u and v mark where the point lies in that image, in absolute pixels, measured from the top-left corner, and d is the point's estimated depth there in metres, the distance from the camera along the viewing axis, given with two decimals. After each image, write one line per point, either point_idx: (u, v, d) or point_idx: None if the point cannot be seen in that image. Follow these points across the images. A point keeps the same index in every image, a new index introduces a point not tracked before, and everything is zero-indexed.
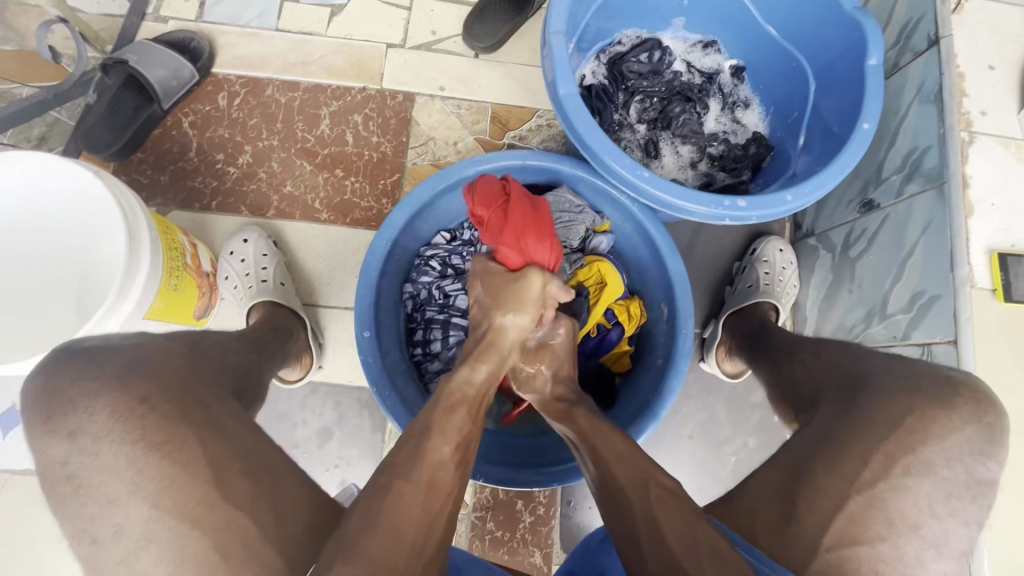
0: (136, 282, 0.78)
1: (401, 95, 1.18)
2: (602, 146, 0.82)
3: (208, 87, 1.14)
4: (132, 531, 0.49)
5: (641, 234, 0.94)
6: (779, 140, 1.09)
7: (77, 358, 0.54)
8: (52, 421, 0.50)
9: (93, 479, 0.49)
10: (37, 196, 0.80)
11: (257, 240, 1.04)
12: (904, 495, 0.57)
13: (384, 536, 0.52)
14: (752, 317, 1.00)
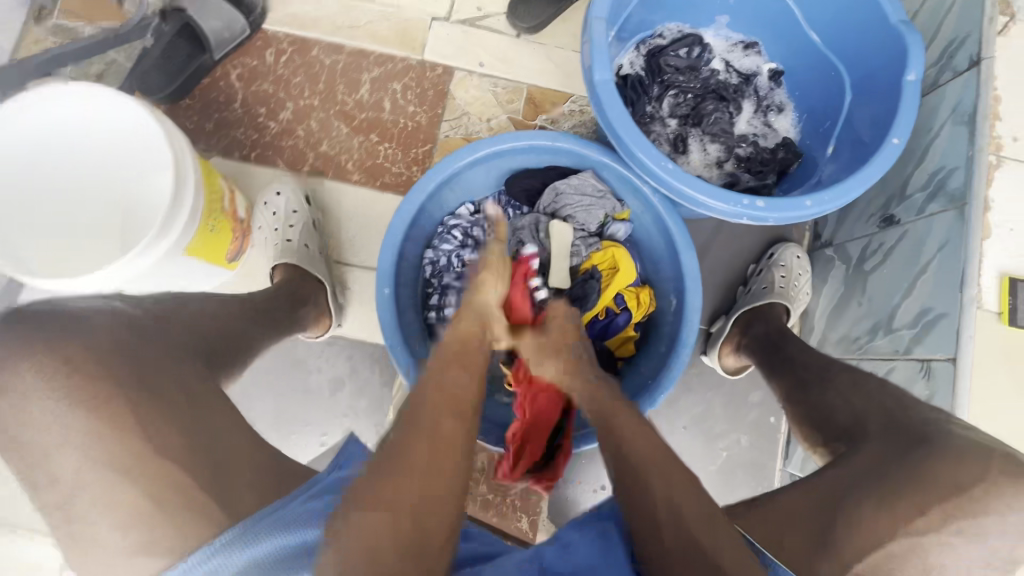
0: (178, 221, 0.83)
1: (440, 68, 1.21)
2: (631, 133, 0.84)
3: (258, 42, 1.19)
4: (66, 479, 0.49)
5: (658, 224, 0.96)
6: (808, 149, 1.09)
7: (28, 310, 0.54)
8: None
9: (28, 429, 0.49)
10: (94, 131, 0.85)
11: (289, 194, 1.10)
12: (949, 551, 0.60)
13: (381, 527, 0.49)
14: (770, 319, 1.04)
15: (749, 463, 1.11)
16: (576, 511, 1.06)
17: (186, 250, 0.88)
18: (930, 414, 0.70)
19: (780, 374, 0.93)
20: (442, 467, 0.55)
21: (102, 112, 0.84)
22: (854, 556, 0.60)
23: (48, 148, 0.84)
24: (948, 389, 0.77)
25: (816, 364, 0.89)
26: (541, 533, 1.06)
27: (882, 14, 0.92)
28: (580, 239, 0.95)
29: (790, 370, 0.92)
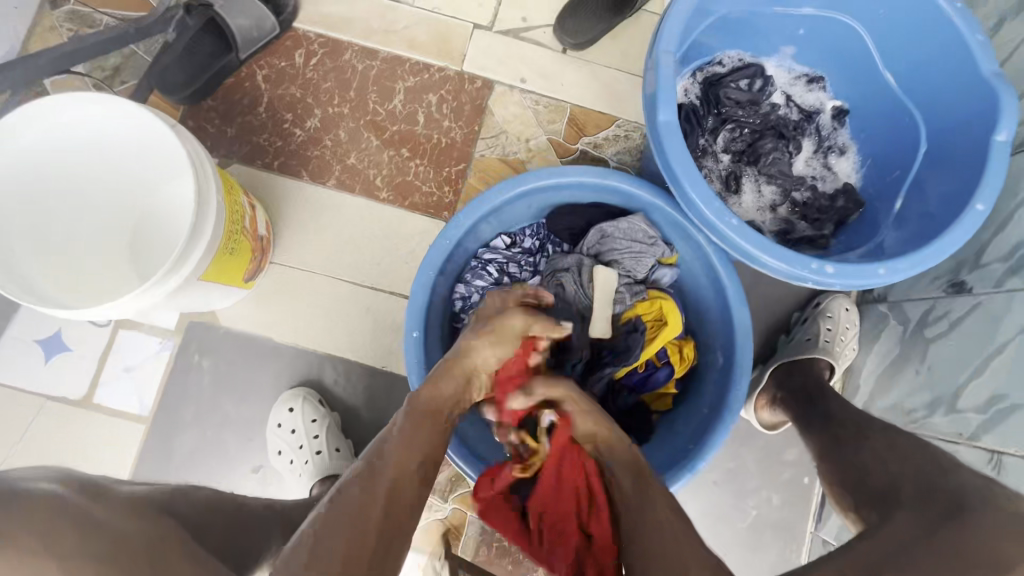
0: (197, 250, 0.76)
1: (479, 81, 1.13)
2: (693, 182, 0.77)
3: (287, 42, 1.11)
4: None
5: (708, 273, 0.90)
6: (870, 197, 1.02)
7: None
8: None
9: None
10: (117, 141, 0.79)
11: None
12: None
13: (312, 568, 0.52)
14: (806, 373, 0.98)
15: (779, 523, 1.06)
16: None
17: (203, 276, 0.82)
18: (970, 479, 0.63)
19: (809, 425, 0.89)
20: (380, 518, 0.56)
21: (127, 120, 0.77)
22: None
23: (62, 157, 0.78)
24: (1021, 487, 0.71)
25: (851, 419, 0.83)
26: None
27: (972, 63, 0.84)
28: (624, 286, 0.88)
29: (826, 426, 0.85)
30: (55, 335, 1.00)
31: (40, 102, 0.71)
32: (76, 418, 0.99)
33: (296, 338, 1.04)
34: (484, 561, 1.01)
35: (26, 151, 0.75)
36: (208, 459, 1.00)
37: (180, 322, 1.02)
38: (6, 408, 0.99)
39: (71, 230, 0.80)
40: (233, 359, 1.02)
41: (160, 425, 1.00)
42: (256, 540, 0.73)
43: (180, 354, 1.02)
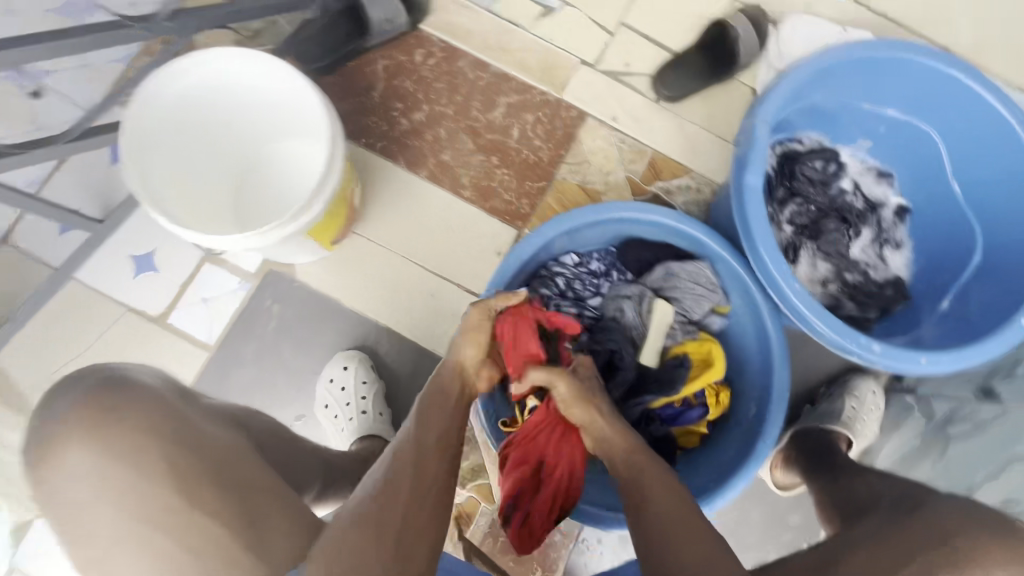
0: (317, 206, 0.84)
1: (575, 111, 1.23)
2: (766, 243, 0.84)
3: (412, 40, 1.22)
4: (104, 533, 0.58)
5: (757, 329, 0.96)
6: (916, 294, 1.08)
7: (106, 377, 0.63)
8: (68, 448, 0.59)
9: (88, 486, 0.58)
10: (257, 98, 0.89)
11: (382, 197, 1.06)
12: None
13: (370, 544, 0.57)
14: (823, 439, 1.03)
15: None
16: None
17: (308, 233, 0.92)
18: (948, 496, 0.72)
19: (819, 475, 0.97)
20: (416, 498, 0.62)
21: (271, 85, 0.86)
22: None
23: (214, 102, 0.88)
24: None
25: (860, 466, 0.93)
26: None
27: None
28: (677, 324, 0.95)
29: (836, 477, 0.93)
30: (148, 254, 1.09)
31: (216, 54, 0.82)
32: (148, 333, 1.07)
33: (360, 305, 1.11)
34: (487, 552, 1.06)
35: (182, 95, 0.84)
36: (257, 399, 1.07)
37: (260, 267, 1.10)
38: (89, 309, 1.07)
39: (194, 160, 0.90)
40: (300, 311, 1.10)
41: (221, 357, 1.07)
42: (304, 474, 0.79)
43: (254, 296, 1.09)
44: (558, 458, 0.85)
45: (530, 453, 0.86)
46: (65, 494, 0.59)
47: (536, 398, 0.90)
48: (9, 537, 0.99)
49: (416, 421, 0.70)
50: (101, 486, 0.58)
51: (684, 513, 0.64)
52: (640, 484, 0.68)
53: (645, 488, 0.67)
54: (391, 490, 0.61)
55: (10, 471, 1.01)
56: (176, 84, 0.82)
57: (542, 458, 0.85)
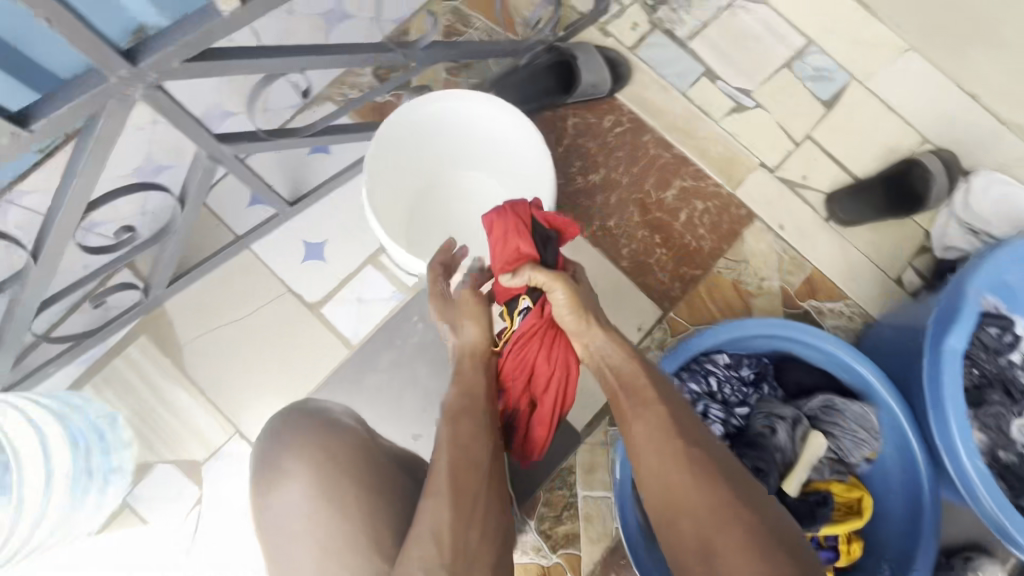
0: None
1: (744, 210, 1.24)
2: (955, 412, 0.82)
3: (605, 105, 1.26)
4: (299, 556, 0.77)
5: (909, 488, 0.92)
6: None
7: (303, 417, 0.87)
8: (269, 479, 0.82)
9: (290, 514, 0.79)
10: (475, 134, 1.07)
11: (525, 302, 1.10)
12: None
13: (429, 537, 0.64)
14: None
15: None
16: None
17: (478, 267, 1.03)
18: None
19: None
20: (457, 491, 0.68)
21: (495, 130, 1.05)
22: None
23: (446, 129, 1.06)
24: None
25: None
26: None
27: None
28: (827, 460, 0.94)
29: None
30: (320, 244, 1.15)
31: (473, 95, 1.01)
32: (300, 316, 1.12)
33: None
34: None
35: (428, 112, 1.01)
36: (382, 407, 1.10)
37: (417, 283, 1.14)
38: (254, 280, 1.13)
39: (410, 172, 1.07)
40: (442, 334, 1.13)
41: (359, 358, 1.11)
42: None
43: (405, 309, 1.13)
44: (549, 370, 0.85)
45: (520, 365, 0.84)
46: (269, 513, 0.81)
47: (530, 299, 0.85)
48: (130, 476, 1.03)
49: (442, 426, 0.75)
50: (309, 517, 0.78)
51: (684, 463, 0.66)
52: (639, 433, 0.71)
53: (648, 437, 0.70)
54: (438, 488, 0.68)
55: (149, 412, 1.06)
56: (427, 107, 1.00)
57: (533, 369, 0.85)
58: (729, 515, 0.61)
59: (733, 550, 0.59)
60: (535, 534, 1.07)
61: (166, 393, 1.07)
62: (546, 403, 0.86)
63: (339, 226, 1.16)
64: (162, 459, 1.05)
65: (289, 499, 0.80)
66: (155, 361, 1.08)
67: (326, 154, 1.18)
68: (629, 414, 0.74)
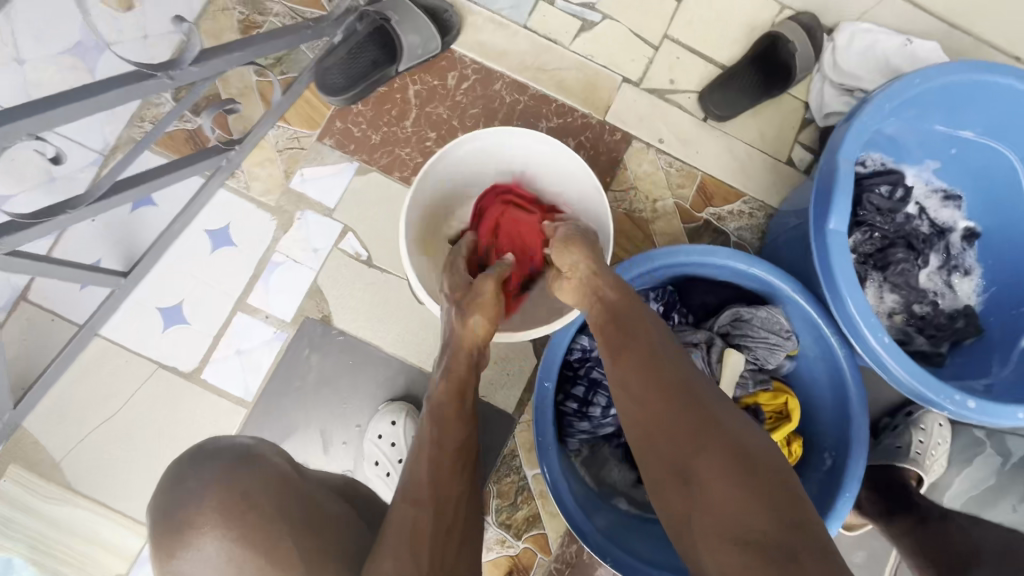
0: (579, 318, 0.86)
1: (619, 134, 1.15)
2: (853, 295, 0.78)
3: (443, 62, 1.14)
4: None
5: (831, 376, 0.91)
6: (989, 326, 1.02)
7: (217, 451, 0.65)
8: (169, 539, 0.61)
9: (199, 573, 0.60)
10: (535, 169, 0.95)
11: (404, 423, 0.99)
12: None
13: (391, 549, 0.61)
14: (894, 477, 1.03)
15: None
16: None
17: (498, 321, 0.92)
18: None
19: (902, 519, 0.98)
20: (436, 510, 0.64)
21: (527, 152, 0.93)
22: None
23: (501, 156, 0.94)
24: None
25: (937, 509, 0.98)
26: None
27: None
28: (749, 373, 0.90)
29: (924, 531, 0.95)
30: (177, 306, 1.03)
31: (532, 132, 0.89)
32: (180, 389, 1.01)
33: (403, 351, 1.05)
34: None
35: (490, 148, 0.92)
36: (301, 455, 1.02)
37: (296, 316, 1.04)
38: (115, 367, 1.01)
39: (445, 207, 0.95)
40: (341, 361, 1.04)
41: (260, 412, 1.02)
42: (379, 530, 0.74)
43: (292, 347, 1.04)
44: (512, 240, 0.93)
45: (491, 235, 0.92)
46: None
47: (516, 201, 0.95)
48: None
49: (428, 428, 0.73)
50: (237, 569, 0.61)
51: (671, 386, 0.61)
52: (617, 366, 0.65)
53: (627, 366, 0.64)
54: (418, 494, 0.65)
55: (47, 541, 0.96)
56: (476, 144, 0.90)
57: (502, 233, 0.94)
58: (710, 435, 0.56)
59: (712, 470, 0.54)
60: (494, 527, 1.04)
61: (59, 516, 0.97)
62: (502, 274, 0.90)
63: (191, 281, 1.04)
64: None
65: (189, 553, 0.61)
66: (33, 488, 0.97)
67: (150, 206, 1.04)
68: (621, 343, 0.66)
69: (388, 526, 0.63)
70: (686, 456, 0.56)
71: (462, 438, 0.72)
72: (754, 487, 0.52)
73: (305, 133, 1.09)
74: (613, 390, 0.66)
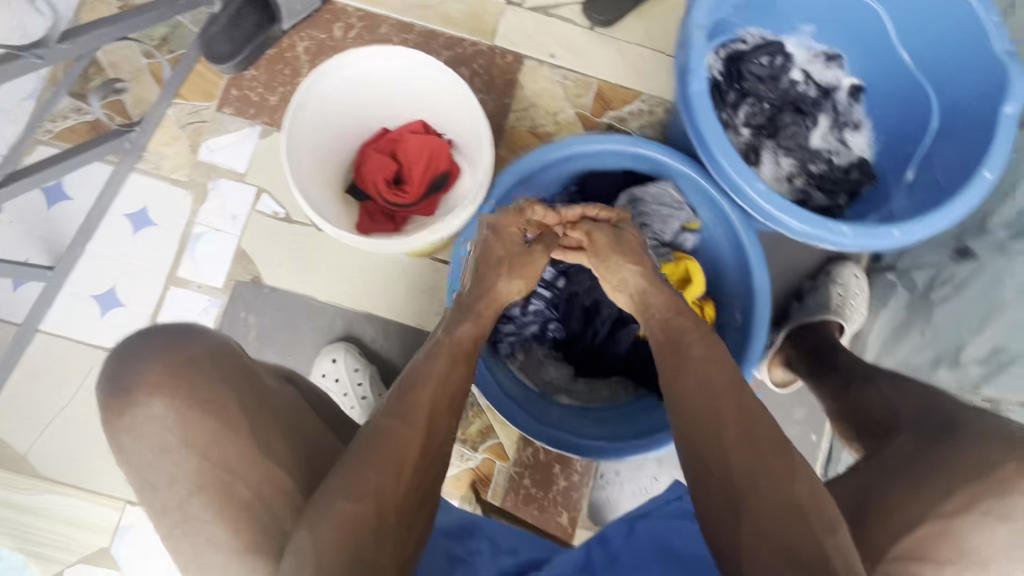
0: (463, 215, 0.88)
1: (510, 56, 1.18)
2: (722, 149, 0.82)
3: (327, 15, 1.16)
4: (181, 480, 0.61)
5: (731, 238, 0.95)
6: (882, 171, 1.07)
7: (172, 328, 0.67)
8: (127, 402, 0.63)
9: (153, 430, 0.62)
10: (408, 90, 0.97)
11: (344, 358, 1.04)
12: None
13: (340, 489, 0.55)
14: (820, 334, 1.05)
15: None
16: (614, 512, 1.10)
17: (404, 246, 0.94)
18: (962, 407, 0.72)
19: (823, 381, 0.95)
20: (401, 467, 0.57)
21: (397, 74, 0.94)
22: None
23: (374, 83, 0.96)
24: None
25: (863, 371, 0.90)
26: (580, 529, 1.09)
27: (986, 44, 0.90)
28: (653, 249, 0.94)
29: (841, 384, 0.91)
30: (110, 290, 1.06)
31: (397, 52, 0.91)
32: None
33: (336, 297, 1.09)
34: (511, 507, 1.08)
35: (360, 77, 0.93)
36: None
37: (226, 280, 1.08)
38: (61, 357, 1.05)
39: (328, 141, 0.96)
40: (278, 316, 1.09)
41: None
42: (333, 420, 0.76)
43: (229, 311, 1.08)
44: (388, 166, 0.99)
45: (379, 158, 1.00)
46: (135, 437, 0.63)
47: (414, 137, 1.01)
48: None
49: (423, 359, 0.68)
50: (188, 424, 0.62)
51: (723, 406, 0.57)
52: (674, 364, 0.64)
53: (682, 378, 0.62)
54: (398, 432, 0.59)
55: (28, 528, 1.02)
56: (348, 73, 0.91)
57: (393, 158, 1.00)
58: (762, 462, 0.53)
59: (760, 500, 0.51)
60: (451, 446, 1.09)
61: (34, 504, 1.02)
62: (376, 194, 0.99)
63: (120, 264, 1.07)
64: (65, 562, 1.01)
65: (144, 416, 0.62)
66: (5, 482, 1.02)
67: (65, 200, 1.07)
68: (694, 356, 0.63)
69: (352, 452, 0.58)
70: (739, 459, 0.53)
71: (462, 389, 0.68)
72: (797, 521, 0.49)
73: (203, 106, 1.12)
74: (670, 388, 0.63)
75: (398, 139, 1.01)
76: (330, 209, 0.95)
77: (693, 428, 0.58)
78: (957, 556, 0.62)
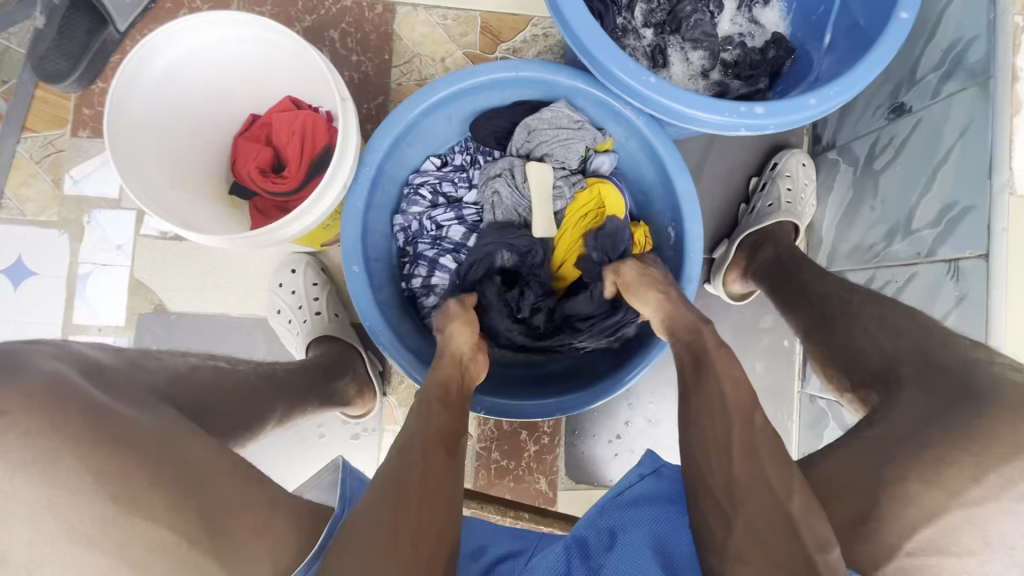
0: (328, 193, 0.77)
1: (380, 6, 1.06)
2: (605, 51, 0.73)
3: (167, 4, 1.03)
4: (16, 557, 0.46)
5: (646, 152, 0.86)
6: (800, 43, 0.97)
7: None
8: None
9: None
10: (247, 60, 0.84)
11: (305, 269, 0.99)
12: (1009, 519, 0.51)
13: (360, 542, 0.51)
14: (779, 242, 0.94)
15: (766, 390, 1.06)
16: (593, 467, 1.04)
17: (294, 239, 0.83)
18: (968, 351, 0.60)
19: (790, 307, 0.83)
20: (420, 520, 0.54)
21: (225, 43, 0.80)
22: (907, 533, 0.51)
23: (206, 59, 0.81)
24: (981, 289, 0.71)
25: (834, 293, 0.78)
26: (561, 490, 1.03)
27: None
28: (562, 179, 0.87)
29: (806, 301, 0.81)
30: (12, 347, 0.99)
31: (212, 16, 0.76)
32: None
33: (251, 307, 1.01)
34: (484, 484, 1.02)
35: (185, 55, 0.79)
36: None
37: (129, 316, 1.00)
38: None
39: (180, 137, 0.83)
40: (194, 341, 1.00)
41: None
42: (215, 431, 0.67)
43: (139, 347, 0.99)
44: (261, 157, 0.86)
45: (250, 153, 0.87)
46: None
47: (284, 114, 0.87)
48: None
49: (415, 419, 0.63)
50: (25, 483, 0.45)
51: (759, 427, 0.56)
52: (700, 371, 0.62)
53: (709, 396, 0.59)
54: (407, 483, 0.55)
55: None
56: (168, 55, 0.77)
57: (265, 148, 0.87)
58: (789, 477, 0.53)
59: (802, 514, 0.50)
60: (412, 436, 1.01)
61: None
62: (259, 191, 0.87)
63: (9, 324, 0.99)
64: None
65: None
66: None
67: None
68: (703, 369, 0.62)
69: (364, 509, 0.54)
70: (737, 489, 0.53)
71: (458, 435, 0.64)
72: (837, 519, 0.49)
73: (56, 133, 1.00)
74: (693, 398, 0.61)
75: (268, 123, 0.88)
76: (200, 214, 0.83)
77: (708, 448, 0.57)
78: (981, 543, 0.51)
